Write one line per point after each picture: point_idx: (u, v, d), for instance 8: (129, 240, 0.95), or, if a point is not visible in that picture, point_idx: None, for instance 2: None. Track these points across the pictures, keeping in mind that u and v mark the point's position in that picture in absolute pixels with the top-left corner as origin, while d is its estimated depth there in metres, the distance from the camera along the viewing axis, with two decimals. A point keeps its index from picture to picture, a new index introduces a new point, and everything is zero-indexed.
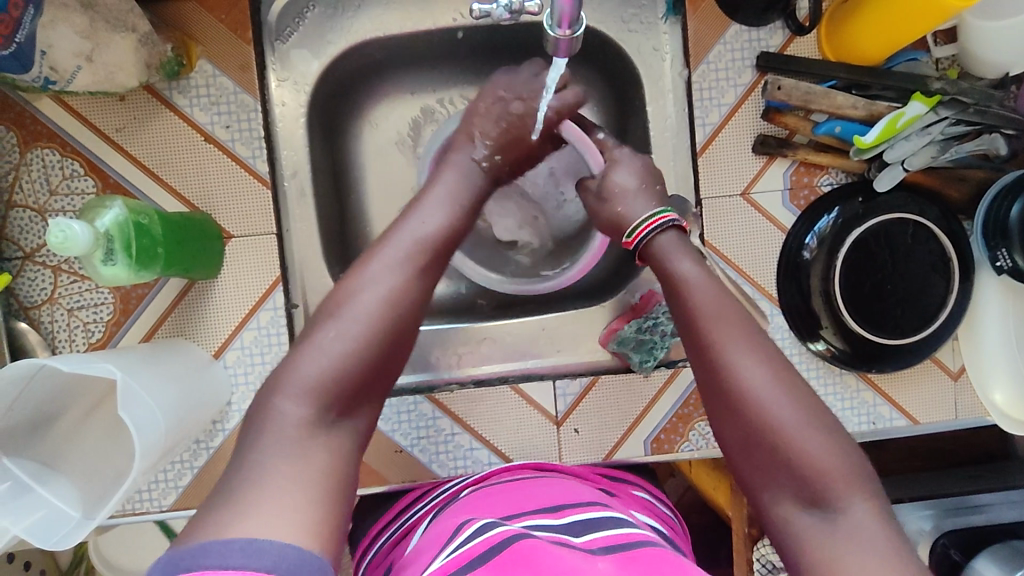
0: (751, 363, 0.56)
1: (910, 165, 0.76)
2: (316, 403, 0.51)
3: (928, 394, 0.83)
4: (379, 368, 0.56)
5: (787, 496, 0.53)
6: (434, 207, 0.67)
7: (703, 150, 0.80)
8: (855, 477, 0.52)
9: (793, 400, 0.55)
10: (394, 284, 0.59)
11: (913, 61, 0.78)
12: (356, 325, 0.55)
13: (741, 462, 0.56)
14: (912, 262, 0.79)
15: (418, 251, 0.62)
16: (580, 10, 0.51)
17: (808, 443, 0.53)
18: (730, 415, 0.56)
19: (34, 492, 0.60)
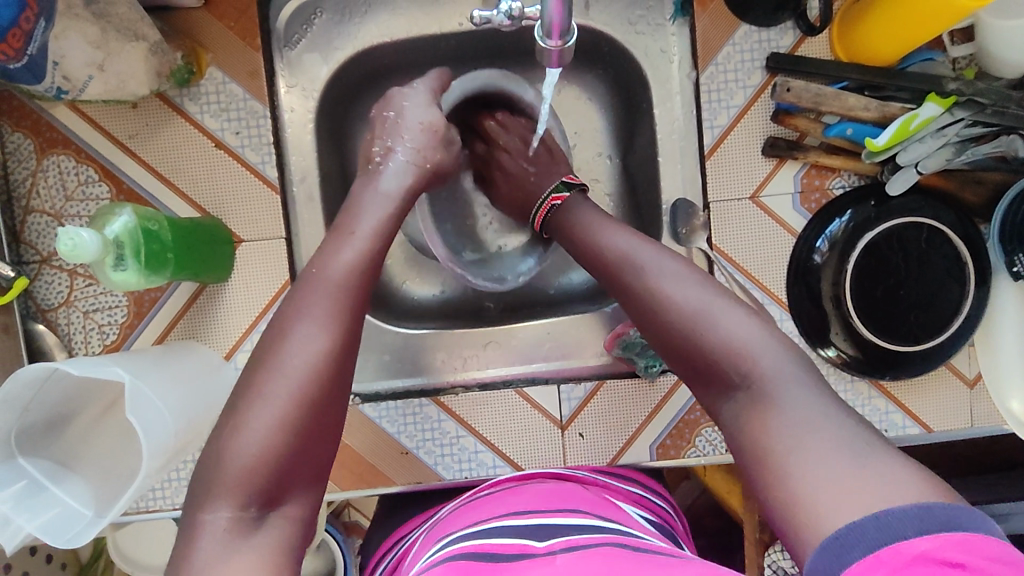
0: (658, 273, 0.59)
1: (924, 167, 0.74)
2: (241, 497, 0.49)
3: (944, 402, 0.81)
4: (314, 437, 0.52)
5: (714, 386, 0.54)
6: (359, 243, 0.61)
7: (711, 152, 0.79)
8: (771, 346, 0.53)
9: (692, 293, 0.57)
10: (310, 345, 0.54)
11: (928, 61, 0.76)
12: (270, 407, 0.51)
13: (668, 367, 0.58)
14: (926, 267, 0.77)
15: (338, 298, 0.57)
16: (570, 20, 0.51)
17: (719, 324, 0.54)
18: (651, 331, 0.59)
19: (47, 491, 0.61)
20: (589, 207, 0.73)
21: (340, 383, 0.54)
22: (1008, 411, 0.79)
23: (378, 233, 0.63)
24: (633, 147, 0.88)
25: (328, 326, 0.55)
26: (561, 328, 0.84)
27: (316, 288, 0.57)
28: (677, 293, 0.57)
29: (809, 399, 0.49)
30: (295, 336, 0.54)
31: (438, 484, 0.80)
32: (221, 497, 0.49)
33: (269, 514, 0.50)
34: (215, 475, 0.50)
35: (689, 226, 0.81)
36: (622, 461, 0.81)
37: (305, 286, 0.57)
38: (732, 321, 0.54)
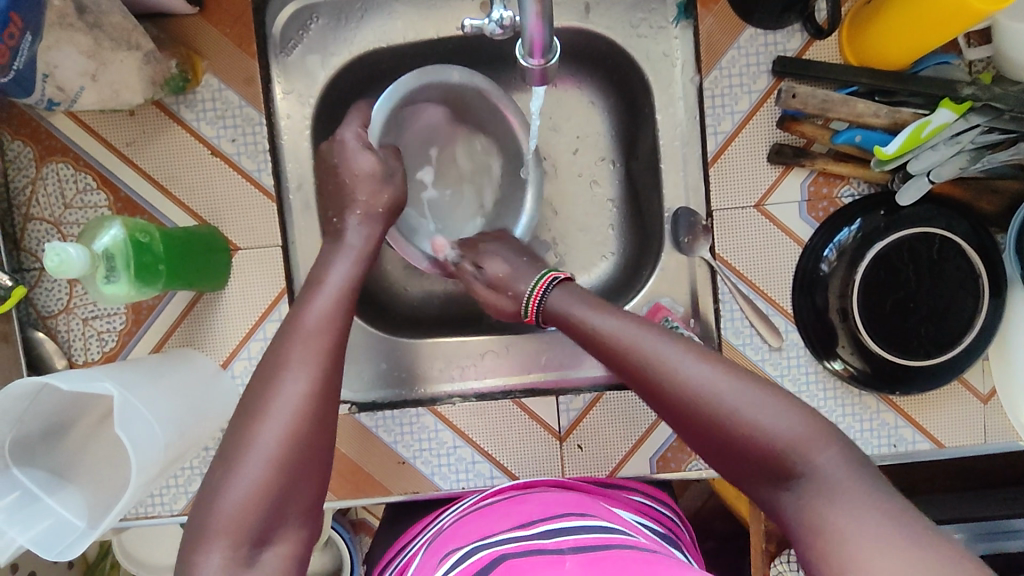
0: (680, 363, 0.56)
1: (937, 176, 0.70)
2: (231, 541, 0.49)
3: (955, 416, 0.79)
4: (300, 472, 0.53)
5: (768, 479, 0.52)
6: (333, 293, 0.63)
7: (714, 160, 0.77)
8: (814, 429, 0.51)
9: (726, 382, 0.54)
10: (292, 390, 0.55)
11: (944, 64, 0.73)
12: (255, 455, 0.52)
13: (712, 460, 0.55)
14: (940, 279, 0.75)
15: (312, 343, 0.58)
16: (551, 37, 0.51)
17: (760, 415, 0.52)
18: (683, 426, 0.56)
19: (42, 502, 0.62)
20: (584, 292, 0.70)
21: (326, 421, 0.56)
22: None
23: (350, 286, 0.65)
24: (636, 152, 0.86)
25: (306, 368, 0.56)
26: (559, 338, 0.82)
27: (294, 338, 0.58)
28: (707, 384, 0.54)
29: (859, 480, 0.49)
30: (279, 383, 0.55)
31: (435, 494, 0.80)
32: (214, 539, 0.49)
33: (260, 555, 0.50)
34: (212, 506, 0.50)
35: (692, 234, 0.79)
36: (622, 473, 0.79)
37: (279, 341, 0.59)
38: (772, 412, 0.52)
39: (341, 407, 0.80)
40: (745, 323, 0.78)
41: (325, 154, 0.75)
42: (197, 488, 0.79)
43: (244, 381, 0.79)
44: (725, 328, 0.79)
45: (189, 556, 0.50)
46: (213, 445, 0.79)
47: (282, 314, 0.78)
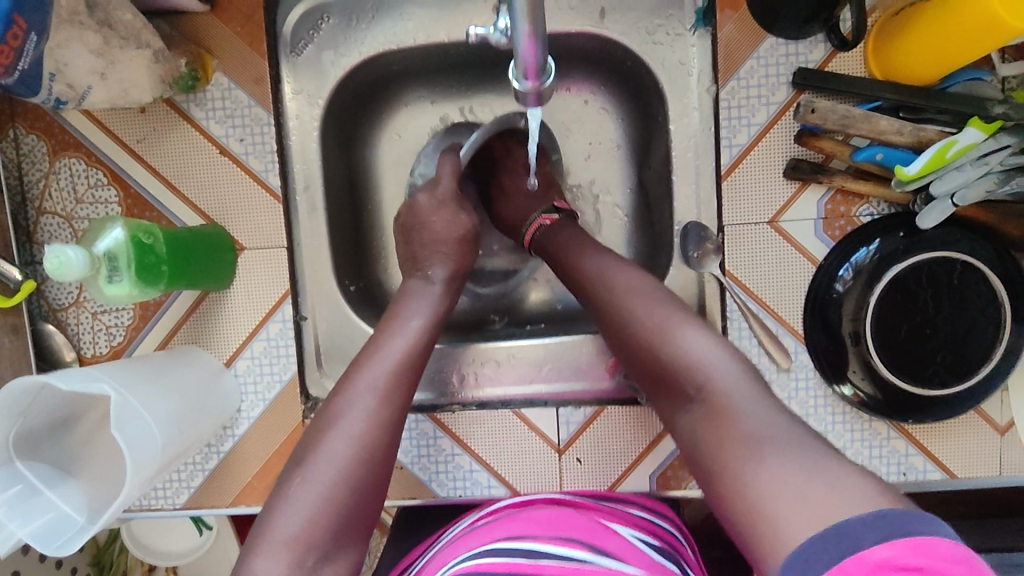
0: (633, 296, 0.63)
1: (961, 199, 0.68)
2: (296, 555, 0.51)
3: (969, 447, 0.76)
4: (359, 504, 0.55)
5: (678, 392, 0.58)
6: (415, 322, 0.65)
7: (728, 173, 0.75)
8: (728, 357, 0.57)
9: (670, 313, 0.61)
10: (360, 416, 0.58)
11: (976, 80, 0.69)
12: (311, 493, 0.54)
13: (643, 377, 0.63)
14: (960, 305, 0.71)
15: (393, 382, 0.60)
16: (546, 59, 0.49)
17: (680, 338, 0.58)
18: (624, 350, 0.64)
19: (43, 496, 0.63)
20: (571, 232, 0.74)
21: (390, 451, 0.59)
22: None
23: (427, 326, 0.66)
24: (649, 160, 0.84)
25: (385, 399, 0.59)
26: (562, 350, 0.81)
27: (374, 364, 0.61)
28: (650, 317, 0.61)
29: (756, 401, 0.53)
30: (344, 415, 0.58)
31: (433, 500, 0.79)
32: (263, 557, 0.51)
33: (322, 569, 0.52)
34: (265, 533, 0.53)
35: (702, 250, 0.77)
36: (622, 488, 0.78)
37: (360, 360, 0.62)
38: (690, 334, 0.58)
39: None
40: (754, 342, 0.76)
41: (417, 209, 0.75)
42: (199, 483, 0.80)
43: (246, 380, 0.79)
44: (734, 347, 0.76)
45: (246, 561, 0.51)
46: (215, 442, 0.80)
47: (285, 315, 0.78)
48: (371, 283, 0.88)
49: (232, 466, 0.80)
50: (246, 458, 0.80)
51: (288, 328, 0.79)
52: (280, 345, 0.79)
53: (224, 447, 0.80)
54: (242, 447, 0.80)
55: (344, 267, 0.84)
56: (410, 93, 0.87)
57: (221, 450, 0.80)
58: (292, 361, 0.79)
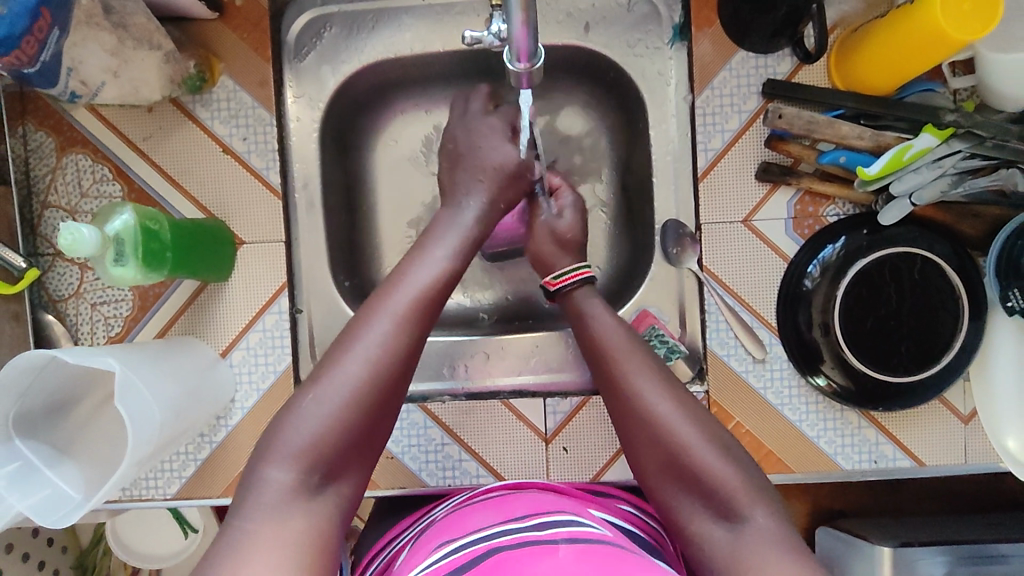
0: (657, 394, 0.62)
1: (918, 198, 0.73)
2: (303, 469, 0.53)
3: (935, 435, 0.80)
4: (367, 428, 0.57)
5: (700, 509, 0.58)
6: (437, 259, 0.68)
7: (705, 175, 0.80)
8: (752, 487, 0.57)
9: (693, 420, 0.60)
10: (377, 344, 0.59)
11: (928, 91, 0.76)
12: (324, 406, 0.55)
13: (656, 479, 0.60)
14: (921, 299, 0.76)
15: (414, 308, 0.62)
16: (536, 43, 0.53)
17: (707, 455, 0.58)
18: (639, 447, 0.62)
19: (41, 474, 0.64)
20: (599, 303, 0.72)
21: (401, 379, 0.59)
22: (1004, 449, 0.77)
23: (452, 262, 0.68)
24: (631, 165, 0.89)
25: (401, 326, 0.60)
26: (550, 342, 0.84)
27: (393, 296, 0.62)
28: (674, 419, 0.60)
29: (785, 537, 0.54)
30: (366, 335, 0.59)
31: (422, 490, 0.81)
32: (276, 465, 0.53)
33: (323, 489, 0.54)
34: (273, 445, 0.54)
35: (680, 246, 0.81)
36: (606, 477, 0.81)
37: (382, 293, 0.63)
38: (715, 453, 0.59)
39: None
40: (730, 335, 0.80)
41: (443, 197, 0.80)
42: (191, 473, 0.81)
43: (241, 371, 0.81)
44: (711, 339, 0.81)
45: (255, 469, 0.54)
46: (209, 432, 0.81)
47: (281, 307, 0.81)
48: (365, 281, 0.91)
49: (224, 456, 0.81)
50: (239, 448, 0.81)
51: (283, 320, 0.81)
52: (276, 336, 0.81)
53: (218, 437, 0.81)
54: (235, 437, 0.81)
55: (339, 264, 0.87)
56: (405, 101, 0.91)
57: (214, 440, 0.81)
58: (287, 352, 0.81)
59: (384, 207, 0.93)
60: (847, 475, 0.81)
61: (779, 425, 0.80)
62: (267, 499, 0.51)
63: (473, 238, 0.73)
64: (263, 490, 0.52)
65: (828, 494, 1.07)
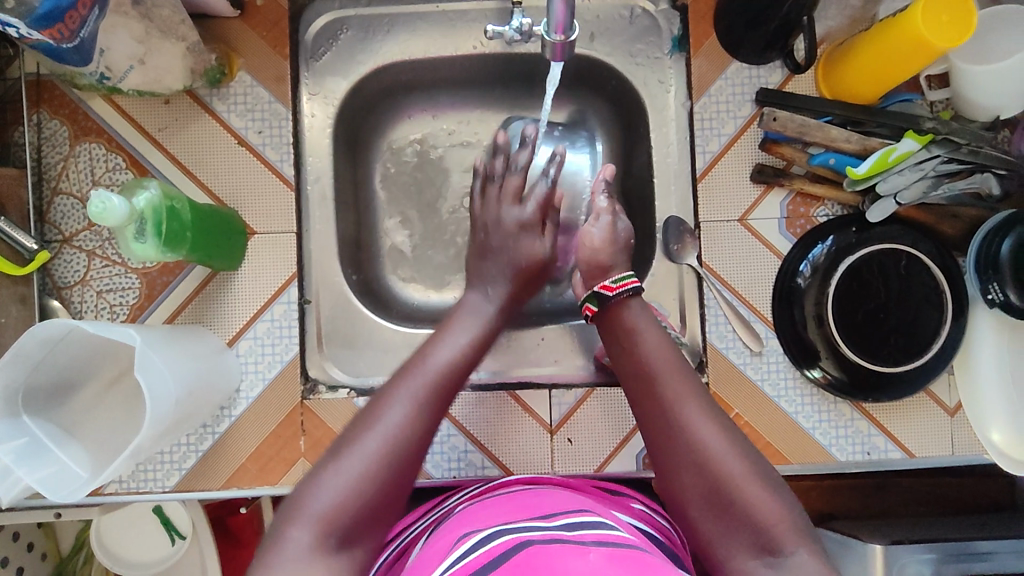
0: (701, 422, 0.62)
1: (902, 198, 0.78)
2: (323, 532, 0.54)
3: (924, 427, 0.83)
4: (383, 497, 0.57)
5: (740, 545, 0.58)
6: (457, 339, 0.70)
7: (703, 175, 0.84)
8: (791, 522, 0.58)
9: (734, 449, 0.61)
10: (395, 422, 0.59)
11: (907, 101, 0.82)
12: (342, 477, 0.56)
13: (697, 506, 0.60)
14: (908, 296, 0.80)
15: (434, 387, 0.63)
16: (573, 18, 0.57)
17: (749, 490, 0.59)
18: (679, 473, 0.62)
19: (50, 452, 0.64)
20: (644, 314, 0.73)
21: (417, 455, 0.60)
22: (989, 441, 0.81)
23: (474, 341, 0.70)
24: (631, 170, 0.93)
25: (421, 404, 0.61)
26: (554, 335, 0.87)
27: (414, 374, 0.63)
28: (717, 448, 0.61)
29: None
30: (388, 410, 0.60)
31: (427, 481, 0.81)
32: (299, 525, 0.54)
33: (343, 550, 0.55)
34: (296, 510, 0.55)
35: (681, 242, 0.85)
36: (610, 468, 0.82)
37: (403, 372, 0.64)
38: (757, 488, 0.59)
39: (341, 391, 0.83)
40: (728, 328, 0.83)
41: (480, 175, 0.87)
42: (191, 465, 0.80)
43: (247, 361, 0.81)
44: (711, 332, 0.83)
45: (279, 529, 0.55)
46: (211, 422, 0.80)
47: (290, 297, 0.82)
48: (371, 278, 0.92)
49: (226, 447, 0.80)
50: (240, 439, 0.81)
51: (292, 310, 0.82)
52: (284, 326, 0.82)
53: (221, 428, 0.80)
54: (237, 429, 0.80)
55: (347, 259, 0.88)
56: (415, 104, 0.94)
57: (216, 431, 0.80)
58: (294, 343, 0.81)
59: (391, 207, 0.95)
60: (842, 467, 0.83)
61: (776, 416, 0.83)
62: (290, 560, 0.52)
63: (497, 319, 0.75)
64: (284, 553, 0.53)
65: (819, 497, 1.09)
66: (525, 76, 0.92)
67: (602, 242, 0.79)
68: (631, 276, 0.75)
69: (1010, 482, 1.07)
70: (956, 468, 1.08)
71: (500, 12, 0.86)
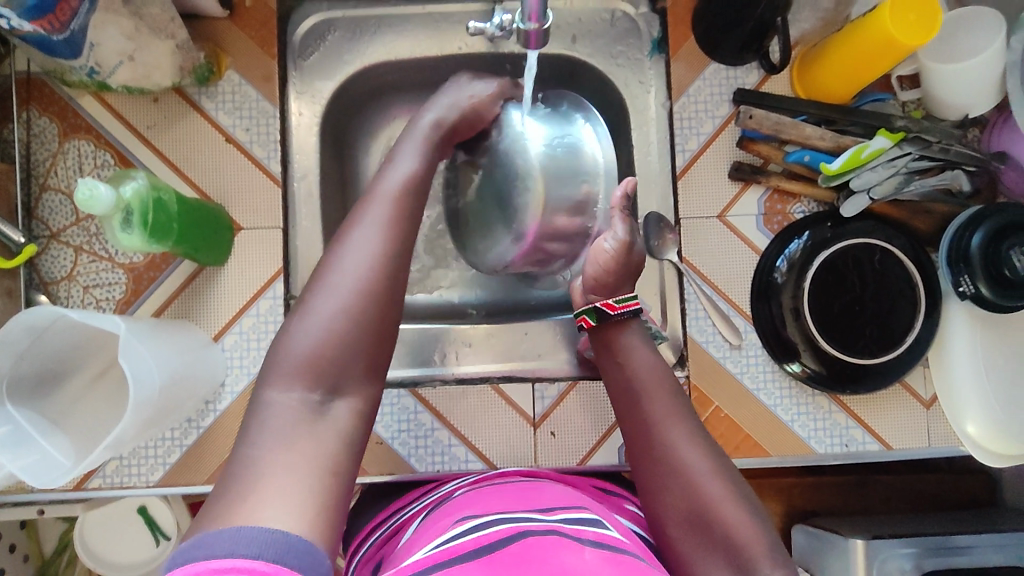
0: (689, 445, 0.65)
1: (875, 194, 0.80)
2: (308, 379, 0.54)
3: (901, 421, 0.85)
4: (367, 332, 0.58)
5: (714, 558, 0.59)
6: (409, 163, 0.70)
7: (683, 173, 0.86)
8: (767, 544, 0.59)
9: (719, 473, 0.63)
10: (362, 255, 0.60)
11: (879, 101, 0.85)
12: (319, 319, 0.56)
13: (678, 527, 0.62)
14: (882, 290, 0.82)
15: (394, 211, 0.64)
16: (546, 7, 0.59)
17: (730, 511, 0.60)
18: (664, 494, 0.64)
19: (34, 442, 0.64)
20: (643, 341, 0.76)
21: (393, 287, 0.60)
22: (964, 434, 0.82)
23: (426, 169, 0.71)
24: None
25: (385, 231, 0.62)
26: (539, 330, 0.88)
27: (371, 205, 0.64)
28: (702, 470, 0.63)
29: None
30: (351, 242, 0.61)
31: (411, 475, 0.82)
32: (284, 381, 0.54)
33: (332, 402, 0.55)
34: (278, 360, 0.55)
35: (661, 239, 0.85)
36: (593, 462, 0.83)
37: (361, 205, 0.65)
38: (737, 510, 0.60)
39: None
40: (708, 323, 0.85)
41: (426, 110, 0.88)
42: (176, 459, 0.80)
43: (232, 355, 0.82)
44: (691, 327, 0.85)
45: (259, 393, 0.54)
46: (196, 417, 0.81)
47: (276, 292, 0.83)
48: None
49: (210, 441, 0.81)
50: (225, 434, 0.81)
51: (277, 305, 0.83)
52: (269, 320, 0.82)
53: (205, 423, 0.81)
54: (222, 423, 0.81)
55: None
56: (401, 104, 0.96)
57: (201, 425, 0.81)
58: None
59: None
60: (821, 459, 0.84)
61: (755, 410, 0.84)
62: (279, 417, 0.52)
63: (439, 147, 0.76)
64: (272, 408, 0.52)
65: (802, 495, 1.10)
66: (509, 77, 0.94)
67: (614, 262, 0.78)
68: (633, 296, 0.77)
69: (989, 479, 1.09)
70: (936, 466, 1.09)
71: (484, 14, 0.88)
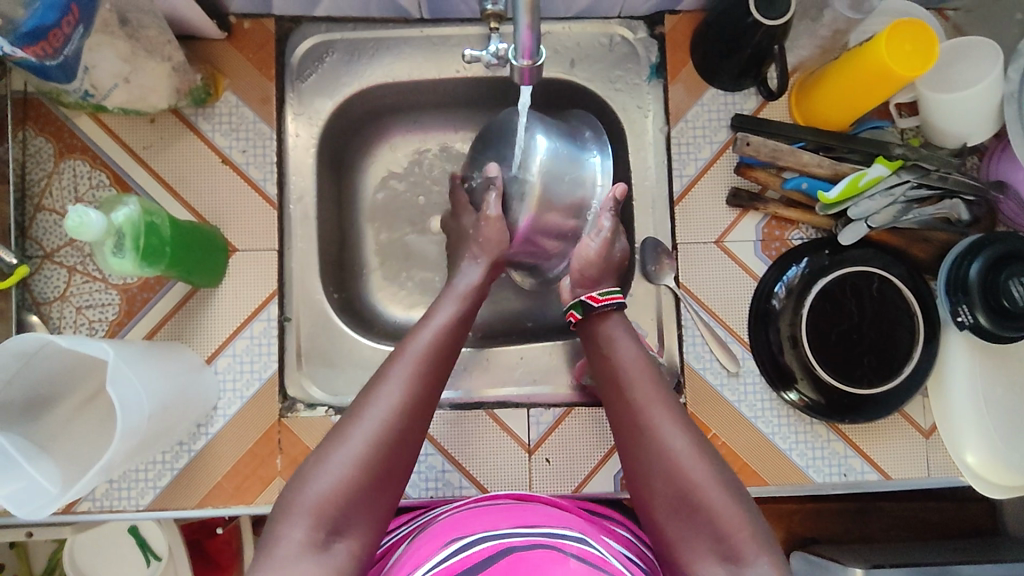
0: (671, 428, 0.63)
1: (873, 222, 0.80)
2: (315, 522, 0.54)
3: (900, 450, 0.84)
4: (379, 481, 0.57)
5: (704, 550, 0.58)
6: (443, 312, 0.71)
7: (680, 199, 0.86)
8: (754, 529, 0.58)
9: (703, 456, 0.61)
10: (387, 407, 0.60)
11: (878, 128, 0.84)
12: (336, 468, 0.56)
13: (663, 511, 0.60)
14: (882, 317, 0.81)
15: (423, 364, 0.64)
16: (539, 43, 0.59)
17: (713, 493, 0.59)
18: (648, 480, 0.62)
19: (21, 468, 0.62)
20: (628, 332, 0.73)
21: (410, 437, 0.60)
22: (965, 463, 0.82)
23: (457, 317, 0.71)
24: None
25: (411, 383, 0.62)
26: (535, 355, 0.87)
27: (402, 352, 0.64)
28: (686, 453, 0.61)
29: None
30: (378, 393, 0.61)
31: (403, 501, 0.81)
32: (294, 518, 0.54)
33: (335, 543, 0.54)
34: (294, 497, 0.55)
35: (658, 263, 0.85)
36: (588, 489, 0.82)
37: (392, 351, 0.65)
38: (721, 492, 0.59)
39: (319, 409, 0.83)
40: (705, 349, 0.84)
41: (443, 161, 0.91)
42: (166, 483, 0.79)
43: (225, 377, 0.81)
44: (688, 353, 0.84)
45: (271, 527, 0.55)
46: (188, 440, 0.80)
47: (270, 314, 0.82)
48: (353, 296, 0.93)
49: (201, 466, 0.80)
50: (216, 458, 0.80)
51: (271, 327, 0.82)
52: (263, 343, 0.82)
53: (196, 446, 0.80)
54: (213, 448, 0.80)
55: (328, 277, 0.89)
56: (399, 126, 0.96)
57: (192, 449, 0.80)
58: (273, 360, 0.82)
59: (375, 228, 0.96)
60: (819, 488, 0.83)
61: (752, 437, 0.83)
62: (281, 554, 0.52)
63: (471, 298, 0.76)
64: (279, 544, 0.53)
65: (801, 521, 1.09)
66: (507, 100, 0.94)
67: (595, 258, 0.79)
68: (614, 292, 0.76)
69: (990, 507, 1.08)
70: (937, 493, 1.08)
71: (483, 37, 0.88)
